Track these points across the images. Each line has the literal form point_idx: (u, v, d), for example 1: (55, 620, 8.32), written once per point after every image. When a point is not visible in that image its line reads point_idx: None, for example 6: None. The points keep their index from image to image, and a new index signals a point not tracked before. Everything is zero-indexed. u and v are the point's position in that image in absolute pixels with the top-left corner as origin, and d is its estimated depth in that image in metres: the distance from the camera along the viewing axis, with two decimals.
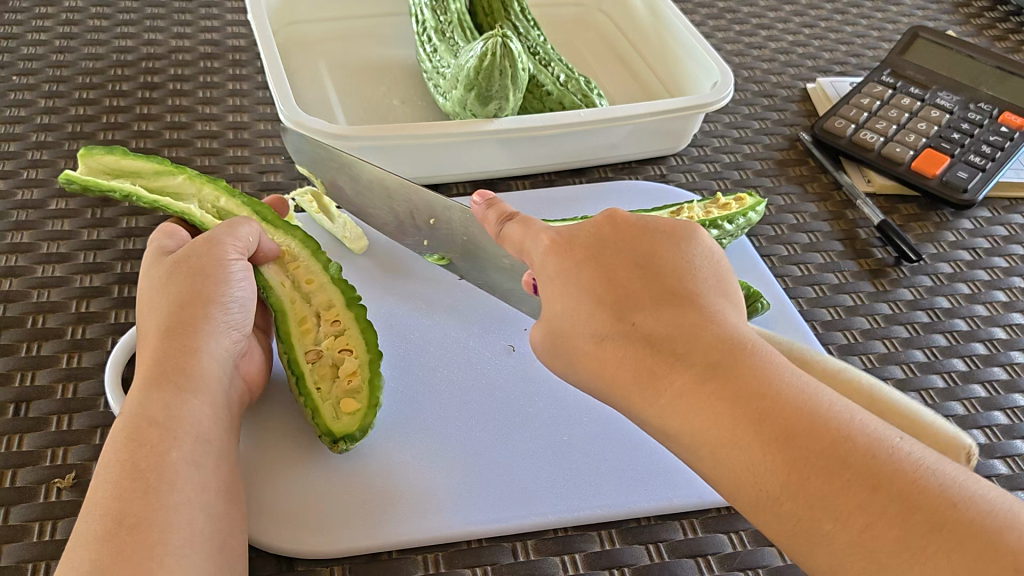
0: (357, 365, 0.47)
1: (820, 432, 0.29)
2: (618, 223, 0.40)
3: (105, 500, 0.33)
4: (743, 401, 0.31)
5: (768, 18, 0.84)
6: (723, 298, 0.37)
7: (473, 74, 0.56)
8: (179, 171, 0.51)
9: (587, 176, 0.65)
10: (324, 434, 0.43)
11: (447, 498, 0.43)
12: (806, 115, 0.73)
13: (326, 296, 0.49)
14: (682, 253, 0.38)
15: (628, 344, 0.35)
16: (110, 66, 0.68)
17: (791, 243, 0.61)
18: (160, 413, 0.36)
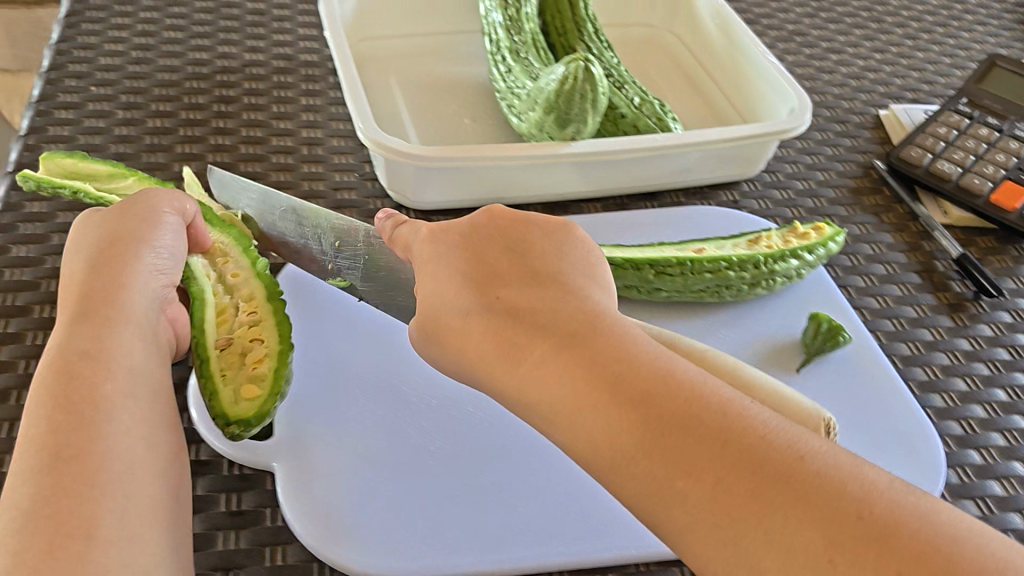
0: (265, 354, 0.46)
1: (679, 400, 0.29)
2: (496, 215, 0.41)
3: (40, 436, 0.32)
4: (595, 365, 0.31)
5: (838, 42, 0.83)
6: (593, 279, 0.38)
7: (553, 97, 0.55)
8: (129, 174, 0.53)
9: (660, 201, 0.65)
10: (217, 417, 0.42)
11: (478, 533, 0.44)
12: (879, 143, 0.72)
13: (249, 288, 0.49)
14: (554, 239, 0.39)
15: (491, 318, 0.35)
16: (186, 78, 0.68)
17: (867, 273, 0.61)
18: (94, 349, 0.36)
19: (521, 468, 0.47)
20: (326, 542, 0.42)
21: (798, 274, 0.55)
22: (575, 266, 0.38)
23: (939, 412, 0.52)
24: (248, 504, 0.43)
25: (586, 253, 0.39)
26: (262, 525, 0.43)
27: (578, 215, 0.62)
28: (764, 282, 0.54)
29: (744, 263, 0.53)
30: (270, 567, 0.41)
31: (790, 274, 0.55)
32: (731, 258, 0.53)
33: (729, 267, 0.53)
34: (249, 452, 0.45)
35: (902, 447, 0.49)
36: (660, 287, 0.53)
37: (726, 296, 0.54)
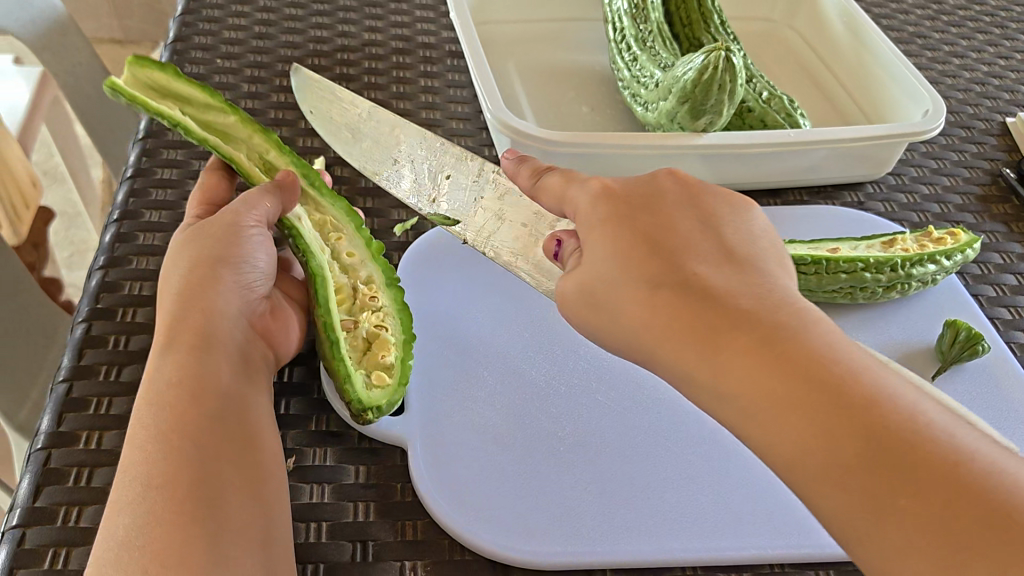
0: (392, 343, 0.46)
1: (879, 410, 0.28)
2: (684, 183, 0.39)
3: (134, 465, 0.34)
4: (800, 367, 0.29)
5: (961, 46, 0.80)
6: (779, 266, 0.35)
7: (689, 87, 0.54)
8: (232, 110, 0.48)
9: (782, 198, 0.63)
10: (353, 402, 0.42)
11: (589, 526, 0.42)
12: (1007, 150, 0.70)
13: (367, 273, 0.49)
14: (735, 220, 0.37)
15: (678, 293, 0.33)
16: (308, 55, 0.69)
17: (999, 283, 0.59)
18: (179, 375, 0.37)
19: (621, 458, 0.46)
20: (461, 520, 0.42)
21: (933, 278, 0.54)
22: (765, 252, 0.36)
23: None
24: (379, 477, 0.43)
25: (764, 238, 0.37)
26: (393, 499, 0.43)
27: None
28: (899, 286, 0.53)
29: (881, 265, 0.51)
30: (403, 541, 0.41)
31: (925, 278, 0.53)
32: (868, 260, 0.51)
33: (866, 268, 0.51)
34: (380, 425, 0.45)
35: None
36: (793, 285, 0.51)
37: (858, 298, 0.53)
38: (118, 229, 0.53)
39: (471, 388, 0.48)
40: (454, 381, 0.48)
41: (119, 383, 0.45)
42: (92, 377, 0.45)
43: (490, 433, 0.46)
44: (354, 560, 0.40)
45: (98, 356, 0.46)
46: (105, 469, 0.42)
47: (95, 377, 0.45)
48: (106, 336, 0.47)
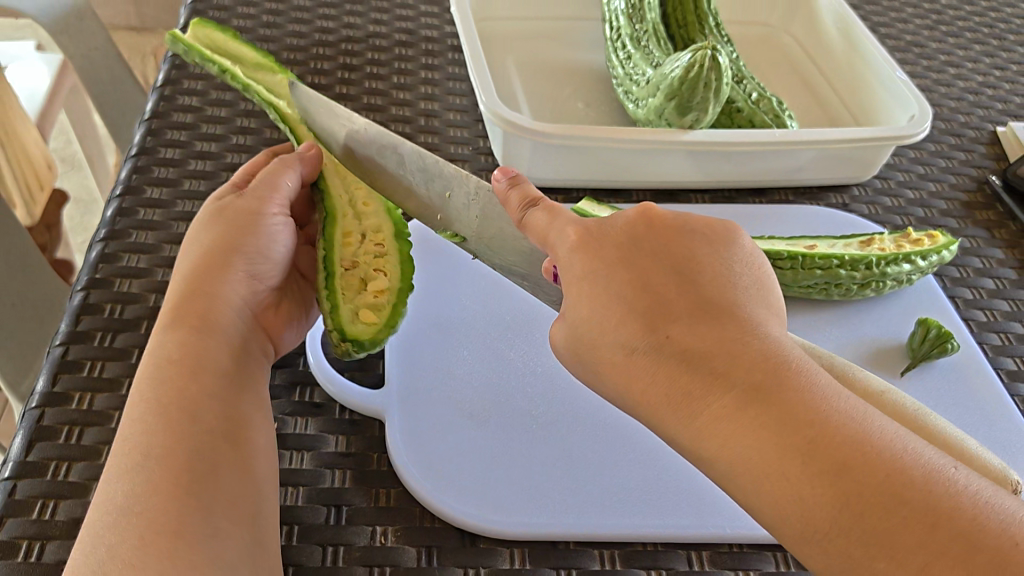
0: (387, 287, 0.46)
1: (867, 459, 0.27)
2: (651, 220, 0.36)
3: (132, 436, 0.35)
4: (781, 423, 0.28)
5: (957, 56, 0.81)
6: (763, 305, 0.34)
7: (677, 84, 0.56)
8: (278, 70, 0.50)
9: (768, 197, 0.65)
10: (333, 329, 0.43)
11: (560, 503, 0.44)
12: (995, 158, 0.71)
13: (377, 220, 0.48)
14: (717, 254, 0.35)
15: (657, 357, 0.31)
16: (313, 45, 0.71)
17: (976, 286, 0.60)
18: (182, 355, 0.39)
19: (596, 449, 0.47)
20: (429, 487, 0.43)
21: (909, 279, 0.55)
22: (746, 292, 0.34)
23: None
24: (357, 447, 0.45)
25: (749, 273, 0.35)
26: (369, 467, 0.44)
27: (685, 204, 0.62)
28: (874, 284, 0.54)
29: (856, 262, 0.53)
30: (376, 507, 0.42)
31: (901, 277, 0.54)
32: (844, 257, 0.53)
33: (841, 265, 0.53)
34: (359, 398, 0.47)
35: (1003, 458, 0.49)
36: None
37: (834, 294, 0.54)
38: (120, 204, 0.56)
39: (448, 365, 0.50)
40: (434, 357, 0.50)
41: (112, 349, 0.47)
42: (86, 342, 0.47)
43: (466, 408, 0.48)
44: (327, 523, 0.41)
45: (94, 322, 0.48)
46: (90, 430, 0.43)
47: (90, 342, 0.48)
48: (102, 305, 0.49)
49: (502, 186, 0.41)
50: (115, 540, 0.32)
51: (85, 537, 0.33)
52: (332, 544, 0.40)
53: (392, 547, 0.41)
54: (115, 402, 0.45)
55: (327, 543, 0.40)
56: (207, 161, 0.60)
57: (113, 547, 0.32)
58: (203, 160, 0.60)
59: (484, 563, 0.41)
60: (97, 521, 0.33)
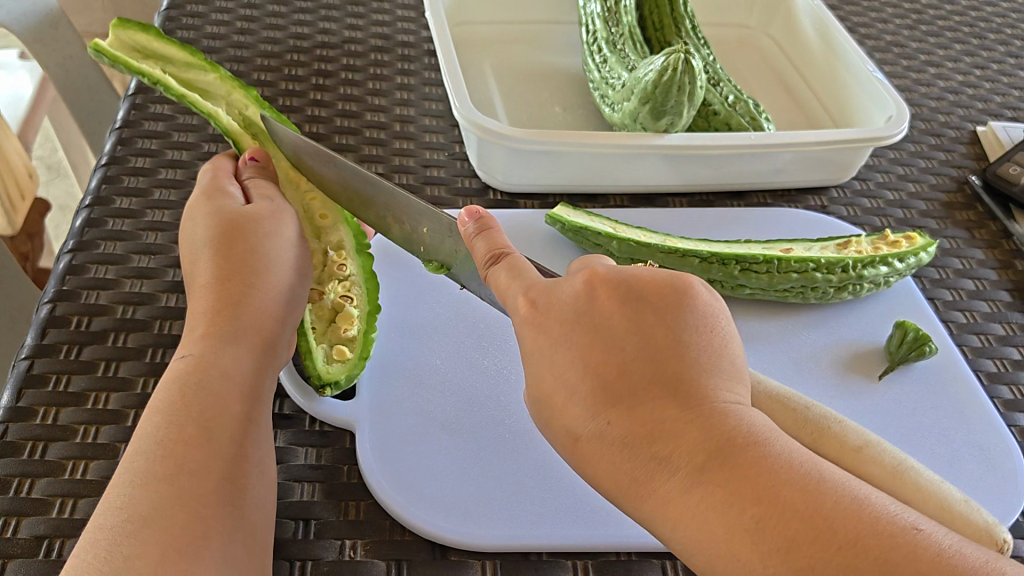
0: (356, 317, 0.48)
1: (827, 538, 0.25)
2: (595, 285, 0.32)
3: (166, 441, 0.35)
4: (737, 516, 0.26)
5: (937, 56, 0.81)
6: (723, 372, 0.30)
7: (651, 88, 0.55)
8: (209, 68, 0.50)
9: (745, 201, 0.64)
10: (313, 377, 0.45)
11: (537, 515, 0.43)
12: (975, 158, 0.70)
13: (338, 237, 0.50)
14: (670, 320, 0.31)
15: (601, 445, 0.29)
16: (287, 51, 0.70)
17: (956, 288, 0.59)
18: (228, 367, 0.38)
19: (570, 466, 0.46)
20: (399, 498, 0.43)
21: (887, 281, 0.55)
22: (702, 350, 0.31)
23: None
24: (327, 459, 0.44)
25: (708, 332, 0.31)
26: (339, 480, 0.43)
27: (663, 208, 0.62)
28: (851, 287, 0.53)
29: (832, 266, 0.52)
30: (346, 520, 0.42)
31: (878, 280, 0.54)
32: (820, 260, 0.52)
33: (817, 269, 0.52)
34: (329, 409, 0.46)
35: (981, 461, 0.48)
36: (744, 283, 0.52)
37: (811, 298, 0.53)
38: (89, 214, 0.55)
39: (421, 372, 0.49)
40: (405, 366, 0.49)
41: (78, 362, 0.47)
42: (52, 356, 0.47)
43: (438, 419, 0.47)
44: (295, 537, 0.40)
45: (60, 335, 0.48)
46: (56, 445, 0.43)
47: (57, 355, 0.47)
48: (68, 317, 0.49)
49: (469, 232, 0.39)
50: (132, 550, 0.31)
51: (97, 540, 0.31)
52: (300, 558, 0.40)
53: (361, 561, 0.40)
54: (80, 416, 0.44)
55: (295, 557, 0.40)
56: (178, 170, 0.59)
57: (130, 557, 0.31)
58: (174, 169, 0.59)
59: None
60: (111, 526, 0.32)
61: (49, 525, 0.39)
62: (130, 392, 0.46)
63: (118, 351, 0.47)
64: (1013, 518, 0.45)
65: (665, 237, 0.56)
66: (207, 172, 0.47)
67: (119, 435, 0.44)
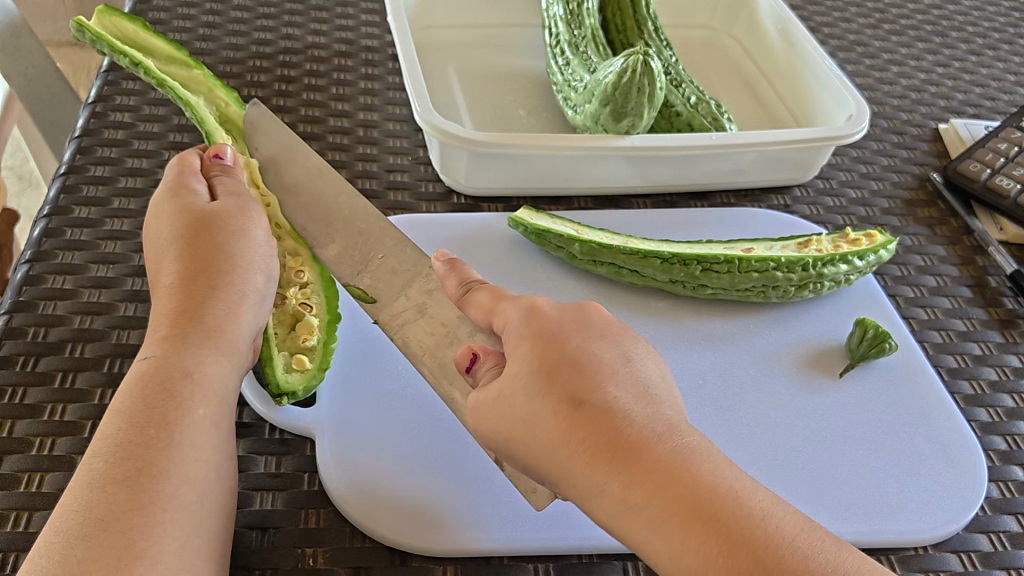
0: (315, 325, 0.48)
1: (767, 550, 0.29)
2: (593, 316, 0.38)
3: (127, 443, 0.35)
4: (700, 511, 0.30)
5: (900, 54, 0.82)
6: (682, 409, 0.36)
7: (611, 90, 0.56)
8: (190, 65, 0.53)
9: (709, 201, 0.65)
10: (269, 385, 0.44)
11: (497, 518, 0.43)
12: (937, 156, 0.71)
13: (294, 243, 0.50)
14: (648, 358, 0.37)
15: (586, 426, 0.32)
16: (250, 57, 0.70)
17: (917, 285, 0.60)
18: (194, 370, 0.38)
19: None
20: (358, 502, 0.43)
21: (847, 279, 0.55)
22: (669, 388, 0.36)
23: (983, 426, 0.51)
24: (286, 467, 0.44)
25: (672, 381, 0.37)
26: (299, 487, 0.43)
27: (626, 209, 0.62)
28: (811, 285, 0.54)
29: (792, 265, 0.53)
30: (305, 529, 0.41)
31: (839, 278, 0.54)
32: (780, 259, 0.53)
33: (777, 267, 0.53)
34: (289, 417, 0.46)
35: (941, 455, 0.49)
36: (706, 283, 0.53)
37: (772, 297, 0.54)
38: (47, 224, 0.54)
39: (382, 377, 0.49)
40: (367, 372, 0.49)
41: (35, 373, 0.46)
42: (8, 368, 0.46)
43: (401, 424, 0.47)
44: (254, 546, 0.40)
45: (16, 347, 0.47)
46: (11, 458, 0.42)
47: (13, 367, 0.46)
48: (25, 328, 0.48)
49: (443, 269, 0.45)
50: (85, 553, 0.31)
51: (53, 542, 0.32)
52: (259, 567, 0.40)
53: (320, 570, 0.40)
54: (36, 428, 0.44)
55: (254, 567, 0.39)
56: (138, 178, 0.59)
57: (83, 560, 0.31)
58: (134, 177, 0.59)
59: None
60: (66, 529, 0.32)
61: (3, 540, 0.39)
62: (87, 403, 0.45)
63: (75, 362, 0.47)
64: (972, 512, 0.46)
65: (627, 238, 0.56)
66: (174, 169, 0.47)
67: (76, 447, 0.43)
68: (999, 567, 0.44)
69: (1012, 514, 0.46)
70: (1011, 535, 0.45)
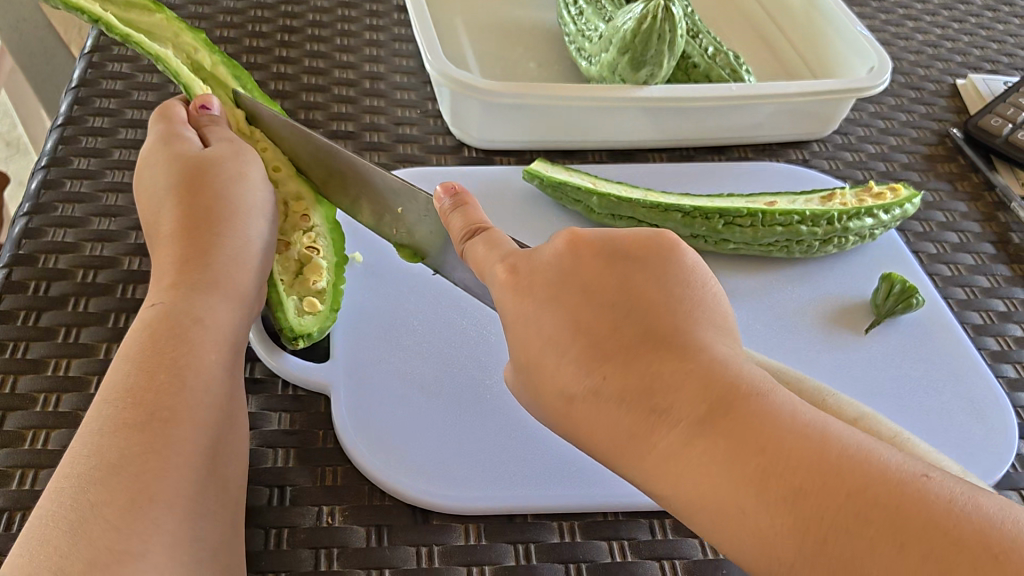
0: (324, 267, 0.47)
1: (834, 480, 0.24)
2: (581, 247, 0.32)
3: (137, 388, 0.33)
4: (742, 459, 0.25)
5: (915, 9, 0.80)
6: (716, 330, 0.29)
7: (629, 38, 0.54)
8: (155, 9, 0.46)
9: (726, 155, 0.63)
10: (285, 329, 0.43)
11: (521, 478, 0.42)
12: (955, 111, 0.69)
13: (297, 187, 0.48)
14: (661, 283, 0.30)
15: (601, 398, 0.28)
16: (250, 7, 0.67)
17: (940, 241, 0.58)
18: (202, 315, 0.37)
19: (552, 427, 0.45)
20: (377, 460, 0.41)
21: (872, 234, 0.54)
22: (691, 305, 0.30)
23: (1010, 383, 0.50)
24: (301, 424, 0.43)
25: (694, 296, 0.30)
26: (315, 445, 0.42)
27: (643, 163, 0.60)
28: (836, 240, 0.52)
29: (817, 219, 0.51)
30: (322, 486, 0.40)
31: (863, 232, 0.53)
32: (805, 213, 0.51)
33: (802, 221, 0.51)
34: (304, 373, 0.44)
35: (970, 412, 0.47)
36: (728, 238, 0.51)
37: (795, 251, 0.52)
38: (45, 175, 0.52)
39: (398, 333, 0.48)
40: (383, 329, 0.48)
41: (37, 328, 0.44)
42: (10, 323, 0.44)
43: (418, 380, 0.45)
44: (270, 504, 0.39)
45: (17, 301, 0.45)
46: (15, 414, 0.41)
47: (15, 322, 0.44)
48: (25, 282, 0.46)
49: (445, 207, 0.38)
50: (98, 495, 0.30)
51: (63, 488, 0.30)
52: (276, 526, 0.38)
53: (339, 528, 0.39)
54: (40, 384, 0.42)
55: (270, 525, 0.38)
56: (138, 130, 0.57)
57: (96, 502, 0.30)
58: (134, 129, 0.57)
59: (438, 539, 0.39)
60: (77, 474, 0.30)
61: (9, 498, 0.37)
62: (93, 358, 0.44)
63: (79, 317, 0.45)
64: (1002, 470, 0.45)
65: (647, 192, 0.54)
66: (158, 120, 0.45)
67: (82, 403, 0.42)
68: None
69: None
70: None
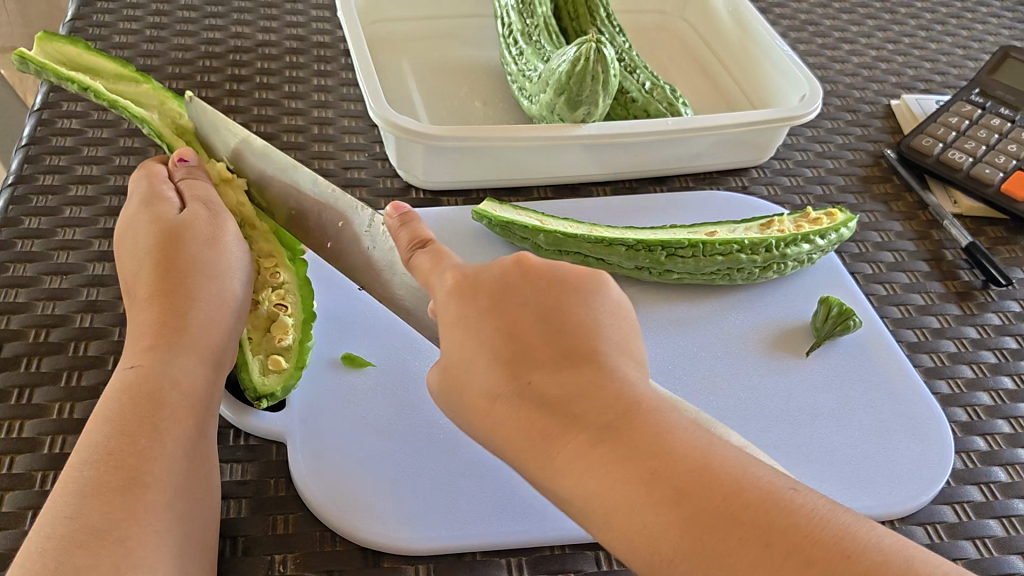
0: (289, 326, 0.48)
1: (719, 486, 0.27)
2: (525, 267, 0.35)
3: (118, 452, 0.34)
4: (643, 458, 0.28)
5: (850, 32, 0.82)
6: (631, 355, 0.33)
7: (565, 79, 0.56)
8: (142, 80, 0.49)
9: (668, 184, 0.65)
10: (247, 389, 0.45)
11: (475, 513, 0.43)
12: (890, 132, 0.72)
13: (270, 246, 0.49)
14: (588, 304, 0.34)
15: (520, 403, 0.31)
16: (199, 58, 0.68)
17: (876, 261, 0.60)
18: (180, 377, 0.38)
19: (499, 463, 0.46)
20: (334, 506, 0.42)
21: (810, 258, 0.56)
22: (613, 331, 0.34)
23: (945, 398, 0.52)
24: (253, 474, 0.44)
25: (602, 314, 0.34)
26: (267, 494, 0.43)
27: (587, 197, 0.62)
28: (774, 266, 0.54)
29: (755, 246, 0.53)
30: (275, 535, 0.41)
31: (801, 258, 0.55)
32: (743, 242, 0.53)
33: (741, 250, 0.53)
34: (259, 422, 0.45)
35: (911, 429, 0.49)
36: (671, 268, 0.53)
37: (736, 279, 0.54)
38: None
39: (349, 378, 0.49)
40: (332, 374, 0.49)
41: None
42: None
43: (371, 423, 0.47)
44: (223, 555, 0.40)
45: None
46: None
47: None
48: None
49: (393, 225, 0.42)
50: (83, 561, 0.31)
51: (44, 549, 0.31)
52: None
53: None
54: None
55: None
56: (88, 186, 0.58)
57: (80, 568, 0.30)
58: (84, 185, 0.58)
59: None
60: (60, 537, 0.31)
61: None
62: (47, 418, 0.44)
63: (33, 377, 0.46)
64: (940, 483, 0.47)
65: (591, 227, 0.56)
66: (140, 179, 0.46)
67: (37, 464, 0.42)
68: (966, 536, 0.44)
69: (977, 484, 0.47)
70: (976, 505, 0.46)
